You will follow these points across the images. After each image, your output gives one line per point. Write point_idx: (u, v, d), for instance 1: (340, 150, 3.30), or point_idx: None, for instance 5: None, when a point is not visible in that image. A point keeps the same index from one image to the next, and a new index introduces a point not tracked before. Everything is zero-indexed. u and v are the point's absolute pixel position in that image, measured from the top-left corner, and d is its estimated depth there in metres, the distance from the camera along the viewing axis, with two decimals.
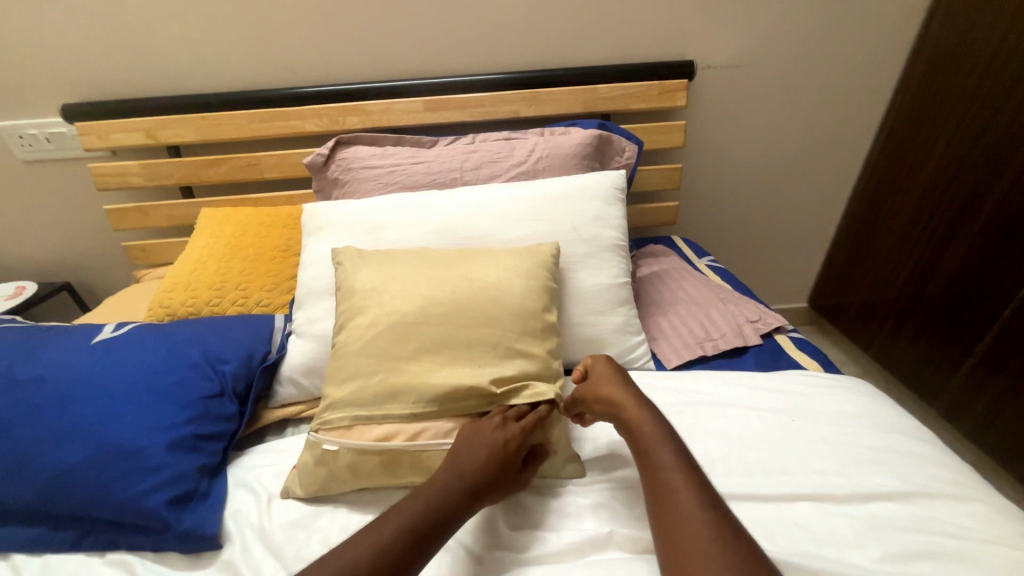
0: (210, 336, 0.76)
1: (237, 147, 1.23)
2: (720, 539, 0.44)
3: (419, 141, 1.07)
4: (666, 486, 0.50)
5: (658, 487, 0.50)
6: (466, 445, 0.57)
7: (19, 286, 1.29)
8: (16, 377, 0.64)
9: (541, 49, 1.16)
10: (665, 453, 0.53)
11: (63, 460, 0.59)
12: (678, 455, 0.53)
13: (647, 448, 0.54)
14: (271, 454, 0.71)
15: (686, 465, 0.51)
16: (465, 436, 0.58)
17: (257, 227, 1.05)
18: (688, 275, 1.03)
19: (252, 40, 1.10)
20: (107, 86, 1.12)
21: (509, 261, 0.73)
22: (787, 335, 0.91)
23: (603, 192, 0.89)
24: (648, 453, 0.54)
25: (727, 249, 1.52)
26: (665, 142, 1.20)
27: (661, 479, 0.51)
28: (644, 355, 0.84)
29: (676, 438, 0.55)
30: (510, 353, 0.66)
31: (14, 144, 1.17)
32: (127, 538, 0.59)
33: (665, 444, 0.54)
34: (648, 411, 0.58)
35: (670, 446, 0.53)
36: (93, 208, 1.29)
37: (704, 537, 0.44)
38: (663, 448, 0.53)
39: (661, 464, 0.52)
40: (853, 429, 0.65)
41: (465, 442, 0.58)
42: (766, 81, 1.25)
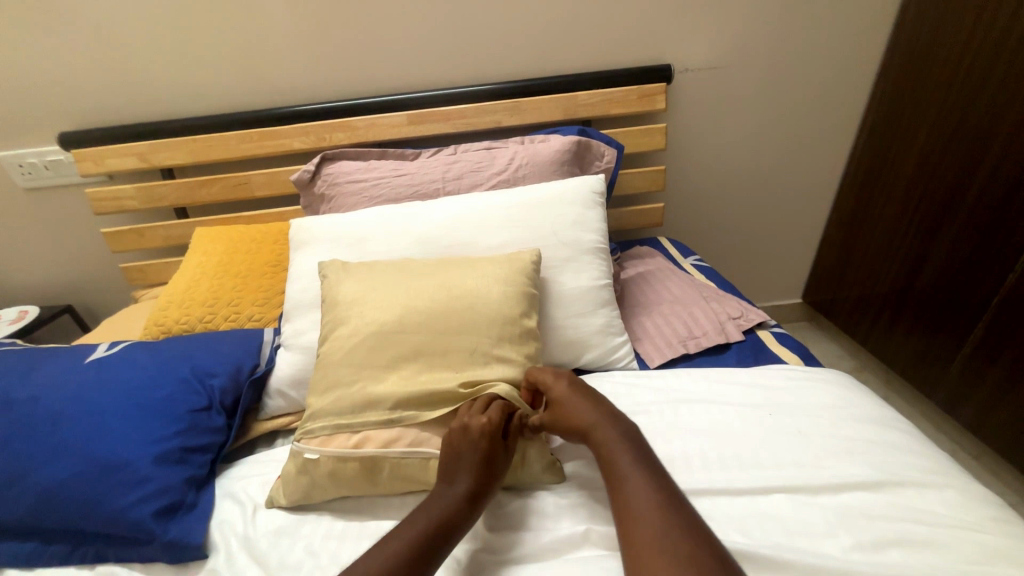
0: (199, 351, 0.78)
1: (229, 167, 1.26)
2: (670, 531, 0.46)
3: (402, 154, 1.09)
4: (624, 490, 0.51)
5: (618, 491, 0.52)
6: (451, 454, 0.58)
7: (22, 311, 1.32)
8: (11, 397, 0.67)
9: (521, 59, 1.18)
10: (624, 456, 0.54)
11: (54, 475, 0.61)
12: (642, 464, 0.54)
13: (609, 455, 0.56)
14: (259, 464, 0.73)
15: (643, 466, 0.53)
16: (449, 443, 0.59)
17: (248, 244, 1.08)
18: (672, 275, 1.05)
19: (240, 63, 1.14)
20: (103, 113, 1.16)
21: (489, 268, 0.74)
22: (769, 331, 0.91)
23: (581, 197, 0.91)
24: (612, 465, 0.54)
25: (717, 248, 1.53)
26: (646, 145, 1.22)
27: (621, 482, 0.52)
28: (626, 355, 0.85)
29: (638, 442, 0.57)
30: (485, 358, 0.68)
31: (15, 173, 1.21)
32: (115, 550, 0.61)
33: (627, 453, 0.55)
34: (609, 419, 0.59)
35: (630, 450, 0.55)
36: (91, 232, 1.33)
37: (655, 536, 0.45)
38: (621, 453, 0.55)
39: (621, 468, 0.53)
40: (830, 421, 0.65)
41: (453, 449, 0.59)
42: (745, 82, 1.27)
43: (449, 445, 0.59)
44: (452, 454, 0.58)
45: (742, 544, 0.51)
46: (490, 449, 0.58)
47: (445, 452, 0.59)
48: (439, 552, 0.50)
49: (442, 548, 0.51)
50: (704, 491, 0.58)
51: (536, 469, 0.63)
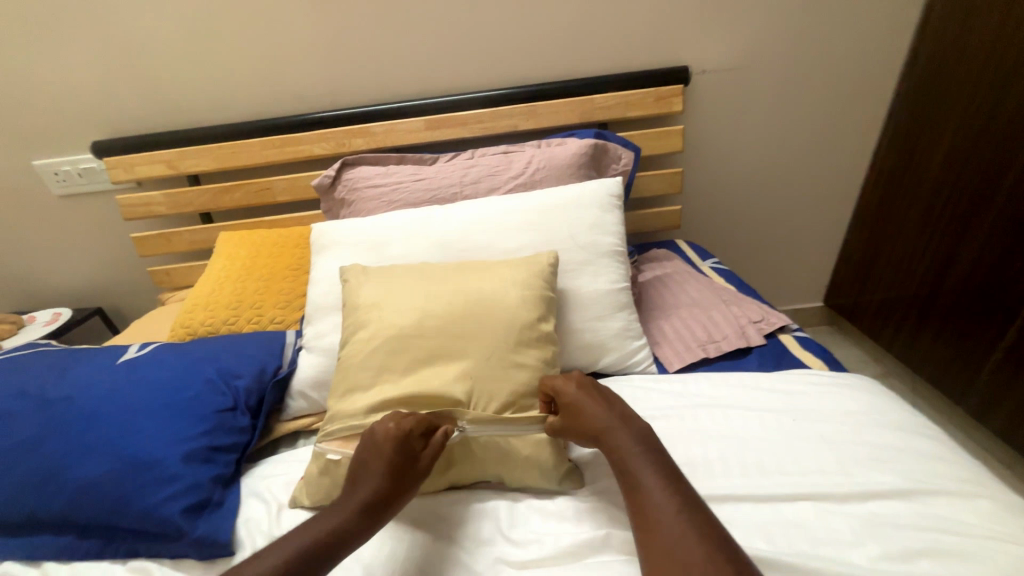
0: (224, 353, 0.80)
1: (252, 173, 1.29)
2: (688, 538, 0.45)
3: (420, 159, 1.11)
4: (642, 495, 0.50)
5: (634, 497, 0.51)
6: (364, 460, 0.58)
7: (55, 313, 1.38)
8: (47, 397, 0.69)
9: (537, 64, 1.19)
10: (639, 462, 0.53)
11: (88, 472, 0.63)
12: (659, 468, 0.53)
13: (624, 460, 0.54)
14: (283, 464, 0.74)
15: (659, 471, 0.52)
16: (362, 451, 0.59)
17: (270, 248, 1.10)
18: (690, 279, 1.04)
19: (264, 72, 1.17)
20: (134, 122, 1.21)
21: (508, 273, 0.74)
22: (791, 335, 0.90)
23: (598, 200, 0.91)
24: (629, 471, 0.53)
25: (735, 251, 1.50)
26: (663, 147, 1.21)
27: (637, 487, 0.52)
28: (645, 359, 0.84)
29: (653, 445, 0.55)
30: (502, 362, 0.67)
31: (50, 180, 1.27)
32: (146, 546, 0.62)
33: (645, 458, 0.54)
34: (621, 423, 0.58)
35: (646, 454, 0.54)
36: (120, 236, 1.37)
37: (679, 546, 0.45)
38: (638, 458, 0.54)
39: (638, 476, 0.52)
40: (857, 426, 0.64)
41: (363, 456, 0.58)
42: (764, 82, 1.25)
43: (362, 450, 0.59)
44: (364, 461, 0.58)
45: (766, 552, 0.50)
46: (400, 457, 0.57)
47: (359, 457, 0.59)
48: (330, 561, 0.49)
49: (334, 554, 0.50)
50: (727, 497, 0.57)
51: (556, 475, 0.63)
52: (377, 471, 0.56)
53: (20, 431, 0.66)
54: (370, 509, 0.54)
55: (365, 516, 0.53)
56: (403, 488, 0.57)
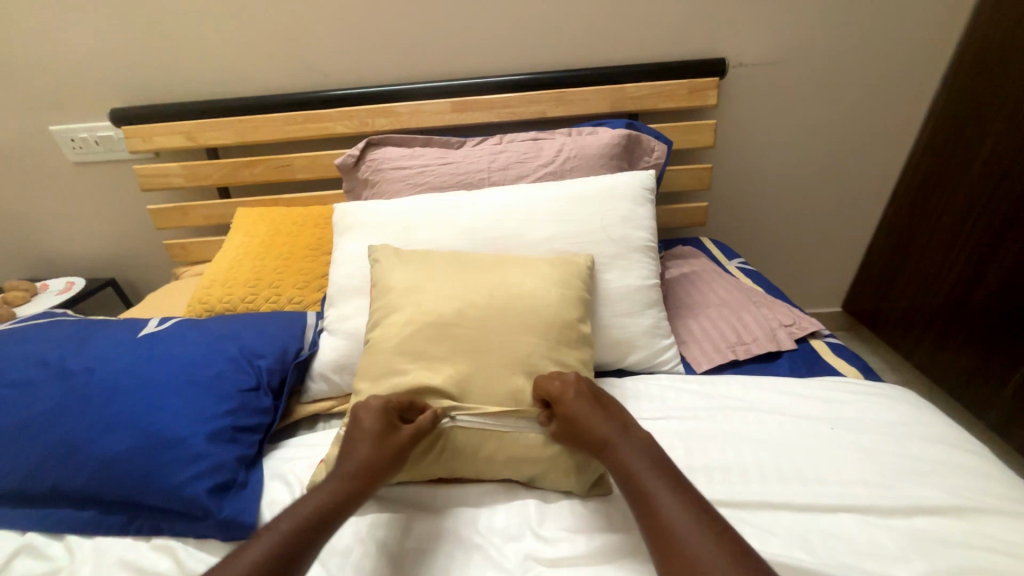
0: (246, 332, 0.78)
1: (271, 149, 1.27)
2: (718, 555, 0.41)
3: (447, 142, 1.08)
4: (656, 509, 0.47)
5: (645, 511, 0.47)
6: (348, 441, 0.56)
7: (68, 282, 1.37)
8: (68, 368, 0.68)
9: (569, 48, 1.15)
10: (650, 475, 0.49)
11: (111, 447, 0.62)
12: (670, 481, 0.49)
13: (631, 474, 0.51)
14: (303, 447, 0.73)
15: (671, 483, 0.49)
16: (347, 433, 0.58)
17: (290, 226, 1.08)
18: (718, 278, 1.01)
19: (287, 44, 1.13)
20: (152, 91, 1.18)
21: (544, 269, 0.73)
22: (823, 340, 0.87)
23: (632, 192, 0.88)
24: (636, 483, 0.50)
25: (758, 251, 1.48)
26: (694, 142, 1.17)
27: (648, 501, 0.48)
28: (673, 358, 0.83)
29: (660, 458, 0.52)
30: (540, 361, 0.66)
31: (66, 147, 1.24)
32: (170, 524, 0.61)
33: (654, 471, 0.50)
34: (624, 435, 0.55)
35: (653, 467, 0.51)
36: (135, 207, 1.35)
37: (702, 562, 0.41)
38: (647, 470, 0.50)
39: (649, 489, 0.48)
40: (897, 439, 0.62)
41: (347, 442, 0.57)
42: (802, 79, 1.21)
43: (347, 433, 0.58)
44: (349, 441, 0.56)
45: (808, 563, 0.49)
46: (382, 435, 0.56)
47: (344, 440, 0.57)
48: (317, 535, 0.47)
49: (324, 530, 0.48)
50: (763, 504, 0.56)
51: (588, 480, 0.61)
52: (360, 449, 0.55)
53: (41, 401, 0.65)
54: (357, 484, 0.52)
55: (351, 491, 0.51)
56: (392, 464, 0.55)
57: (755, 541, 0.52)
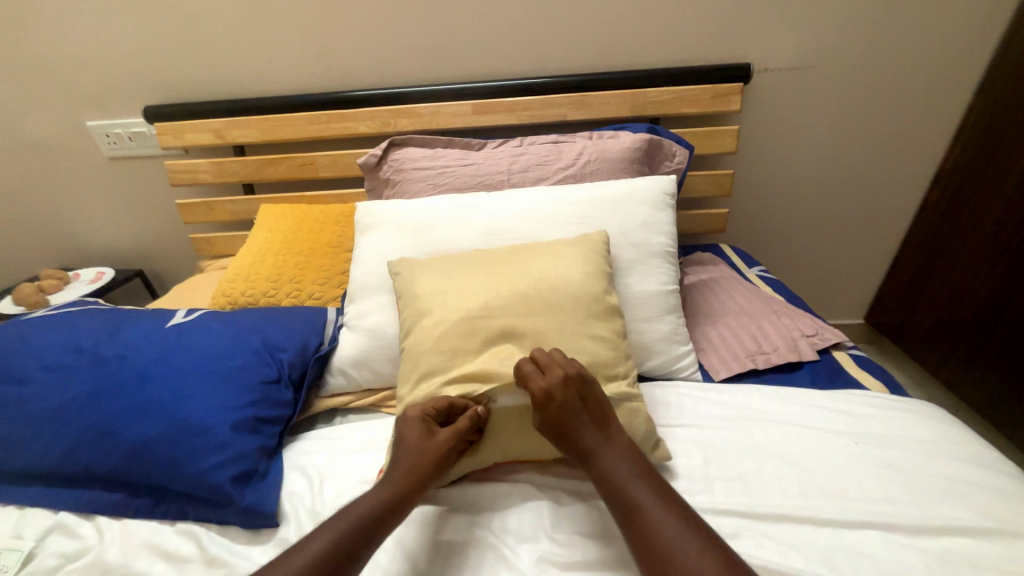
0: (268, 325, 0.80)
1: (295, 147, 1.29)
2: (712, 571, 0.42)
3: (468, 144, 1.09)
4: (643, 520, 0.47)
5: (634, 526, 0.48)
6: (397, 451, 0.58)
7: (99, 272, 1.41)
8: (102, 355, 0.71)
9: (592, 53, 1.15)
10: (637, 488, 0.50)
11: (141, 432, 0.64)
12: (658, 493, 0.50)
13: (619, 484, 0.51)
14: (323, 441, 0.74)
15: (660, 495, 0.50)
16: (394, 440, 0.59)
17: (312, 223, 1.10)
18: (738, 285, 1.00)
19: (314, 46, 1.16)
20: (184, 90, 1.21)
21: (566, 251, 0.74)
22: (846, 352, 0.86)
23: (653, 197, 0.88)
24: (625, 496, 0.50)
25: (779, 260, 1.45)
26: (716, 147, 1.16)
27: (636, 514, 0.48)
28: (690, 365, 0.82)
29: (644, 467, 0.53)
30: (575, 336, 0.66)
31: (102, 142, 1.29)
32: (195, 509, 0.63)
33: (642, 483, 0.51)
34: (608, 444, 0.55)
35: (642, 475, 0.51)
36: (164, 201, 1.40)
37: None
38: (635, 484, 0.51)
39: (636, 503, 0.49)
40: (923, 456, 0.61)
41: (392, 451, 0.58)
42: (828, 86, 1.19)
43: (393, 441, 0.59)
44: (397, 450, 0.58)
45: None
46: (427, 441, 0.57)
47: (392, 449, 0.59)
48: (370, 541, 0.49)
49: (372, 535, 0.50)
50: (785, 517, 0.55)
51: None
52: (410, 457, 0.56)
53: (76, 386, 0.68)
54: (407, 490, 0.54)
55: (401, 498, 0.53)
56: (437, 469, 0.57)
57: (775, 554, 0.51)
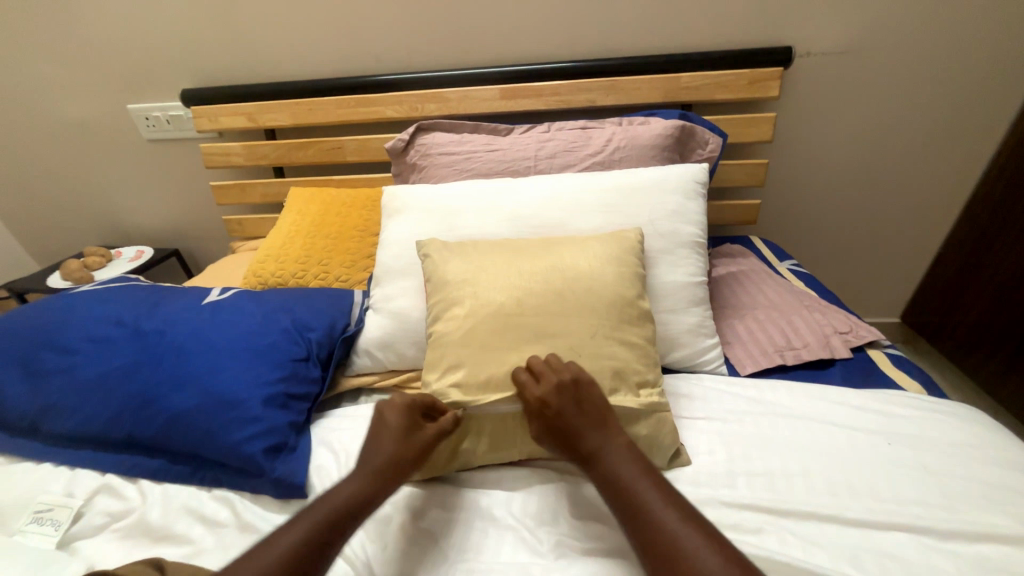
0: (299, 305, 0.82)
1: (324, 132, 1.31)
2: None
3: (495, 129, 1.08)
4: (649, 522, 0.45)
5: (638, 527, 0.45)
6: (374, 441, 0.55)
7: (139, 250, 1.48)
8: (143, 328, 0.74)
9: (623, 36, 1.12)
10: (641, 487, 0.48)
11: (180, 403, 0.67)
12: (664, 492, 0.47)
13: (622, 483, 0.49)
14: (348, 419, 0.76)
15: (667, 495, 0.47)
16: (371, 429, 0.57)
17: (340, 207, 1.12)
18: (768, 279, 0.97)
19: (343, 29, 1.16)
20: (218, 73, 1.24)
21: (597, 248, 0.73)
22: (882, 351, 0.82)
23: (683, 185, 0.85)
24: (628, 496, 0.47)
25: (812, 254, 1.40)
26: (750, 135, 1.12)
27: (640, 515, 0.46)
28: (716, 359, 0.80)
29: (649, 467, 0.50)
30: (607, 341, 0.65)
31: (142, 125, 1.34)
32: (229, 477, 0.66)
33: (646, 482, 0.48)
34: (610, 442, 0.52)
35: (645, 474, 0.49)
36: (199, 183, 1.44)
37: None
38: (640, 483, 0.48)
39: (641, 504, 0.46)
40: (961, 460, 0.58)
41: (370, 438, 0.56)
42: (876, 71, 1.12)
43: (371, 430, 0.57)
44: (374, 440, 0.55)
45: None
46: (409, 433, 0.56)
47: (368, 438, 0.56)
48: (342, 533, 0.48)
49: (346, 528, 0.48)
50: (811, 515, 0.54)
51: (667, 452, 0.61)
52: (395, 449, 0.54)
53: (121, 356, 0.71)
54: (384, 484, 0.52)
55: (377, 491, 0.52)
56: (415, 462, 0.56)
57: (799, 551, 0.51)
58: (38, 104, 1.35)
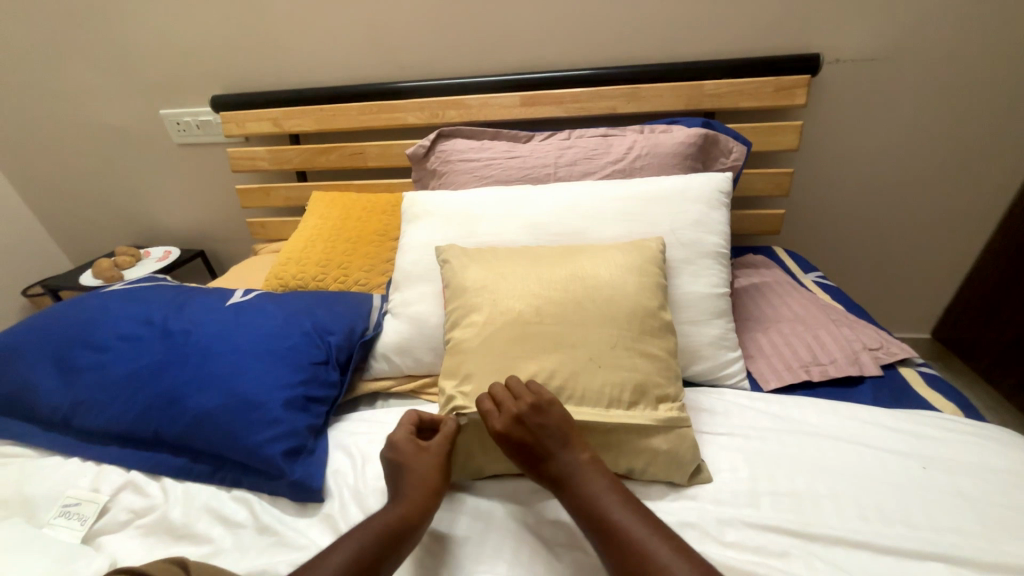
0: (319, 309, 0.83)
1: (346, 137, 1.33)
2: None
3: (515, 136, 1.08)
4: (626, 543, 0.47)
5: (615, 548, 0.47)
6: (397, 473, 0.58)
7: (166, 251, 1.52)
8: (170, 328, 0.76)
9: (646, 43, 1.11)
10: (616, 509, 0.50)
11: (203, 403, 0.68)
12: (636, 510, 0.50)
13: (595, 506, 0.51)
14: (365, 423, 0.77)
15: (642, 514, 0.49)
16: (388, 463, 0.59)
17: (360, 211, 1.14)
18: (792, 292, 0.94)
19: (367, 37, 1.18)
20: (246, 80, 1.28)
21: (618, 257, 0.72)
22: (914, 369, 0.79)
23: (706, 194, 0.84)
24: (602, 518, 0.50)
25: (838, 265, 1.36)
26: (776, 144, 1.09)
27: (617, 535, 0.48)
28: (738, 373, 0.78)
29: (620, 486, 0.53)
30: (627, 353, 0.64)
31: (173, 130, 1.38)
32: (249, 478, 0.67)
33: (620, 502, 0.50)
34: (580, 465, 0.54)
35: (614, 492, 0.51)
36: (224, 186, 1.48)
37: None
38: (612, 503, 0.50)
39: (616, 524, 0.48)
40: (1002, 488, 0.55)
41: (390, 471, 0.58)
42: (909, 78, 1.09)
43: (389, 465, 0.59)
44: (394, 474, 0.58)
45: None
46: (420, 455, 0.59)
47: (389, 475, 0.59)
48: (388, 561, 0.49)
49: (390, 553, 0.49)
50: (840, 540, 0.52)
51: (688, 468, 0.60)
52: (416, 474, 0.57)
53: (148, 355, 0.73)
54: (420, 507, 0.54)
55: (416, 515, 0.53)
56: (441, 480, 0.58)
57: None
58: (77, 108, 1.41)
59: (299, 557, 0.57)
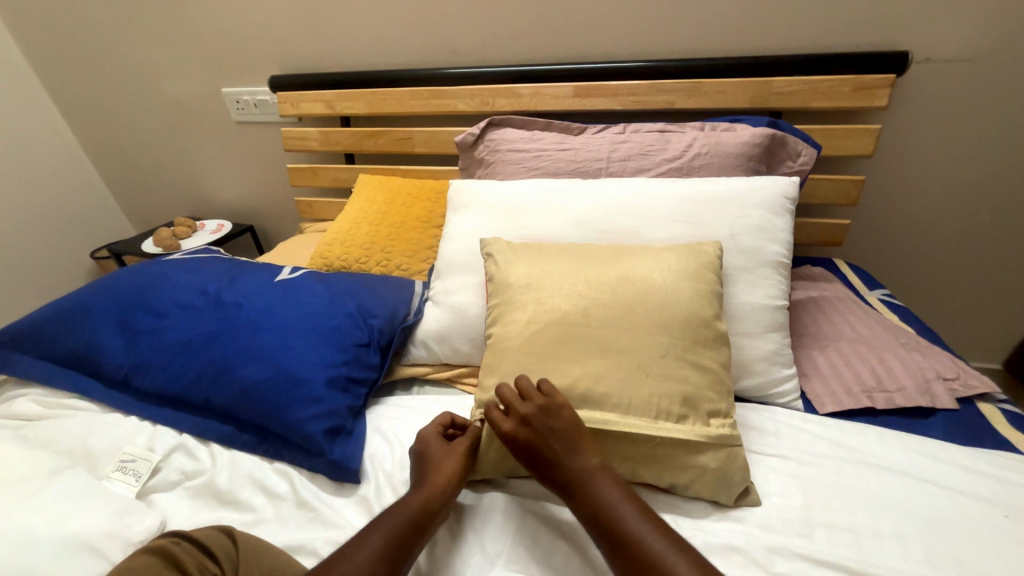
0: (363, 291, 0.84)
1: (395, 122, 1.34)
2: None
3: (567, 127, 1.05)
4: (638, 554, 0.45)
5: (628, 558, 0.46)
6: (421, 461, 0.59)
7: (219, 224, 1.59)
8: (224, 299, 0.79)
9: (712, 35, 1.05)
10: (628, 518, 0.48)
11: (252, 375, 0.70)
12: (650, 520, 0.48)
13: (607, 514, 0.49)
14: (402, 409, 0.77)
15: (655, 525, 0.47)
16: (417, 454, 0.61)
17: (405, 197, 1.14)
18: (857, 309, 0.88)
19: (423, 21, 1.17)
20: (303, 61, 1.30)
21: (672, 260, 0.68)
22: (995, 405, 0.72)
23: (771, 199, 0.79)
24: (614, 528, 0.48)
25: (905, 284, 1.26)
26: (848, 148, 1.02)
27: (629, 546, 0.46)
28: (792, 392, 0.73)
29: (633, 493, 0.51)
30: (678, 363, 0.61)
31: (232, 108, 1.43)
32: (290, 452, 0.68)
33: (632, 512, 0.48)
34: (591, 471, 0.52)
35: (628, 500, 0.49)
36: (276, 165, 1.52)
37: None
38: (624, 512, 0.48)
39: (628, 534, 0.47)
40: None
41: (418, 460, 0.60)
42: (1011, 82, 0.98)
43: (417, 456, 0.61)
44: (420, 466, 0.59)
45: None
46: (447, 446, 0.61)
47: (415, 467, 0.60)
48: (415, 543, 0.50)
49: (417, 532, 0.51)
50: None
51: (736, 490, 0.56)
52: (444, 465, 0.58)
53: (203, 324, 0.76)
54: (443, 495, 0.55)
55: (439, 502, 0.54)
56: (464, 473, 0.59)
57: None
58: (147, 84, 1.48)
59: (335, 535, 0.58)
